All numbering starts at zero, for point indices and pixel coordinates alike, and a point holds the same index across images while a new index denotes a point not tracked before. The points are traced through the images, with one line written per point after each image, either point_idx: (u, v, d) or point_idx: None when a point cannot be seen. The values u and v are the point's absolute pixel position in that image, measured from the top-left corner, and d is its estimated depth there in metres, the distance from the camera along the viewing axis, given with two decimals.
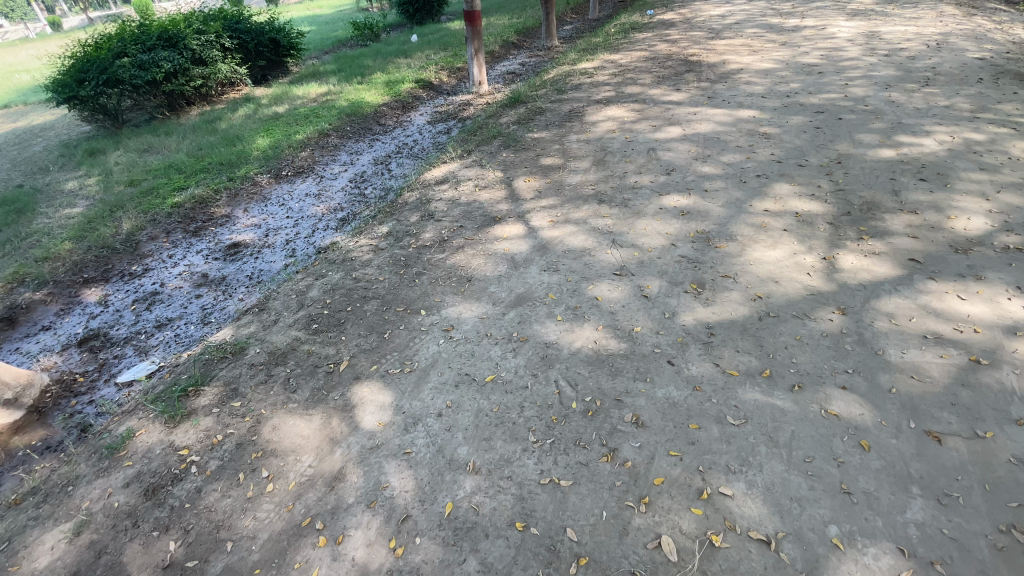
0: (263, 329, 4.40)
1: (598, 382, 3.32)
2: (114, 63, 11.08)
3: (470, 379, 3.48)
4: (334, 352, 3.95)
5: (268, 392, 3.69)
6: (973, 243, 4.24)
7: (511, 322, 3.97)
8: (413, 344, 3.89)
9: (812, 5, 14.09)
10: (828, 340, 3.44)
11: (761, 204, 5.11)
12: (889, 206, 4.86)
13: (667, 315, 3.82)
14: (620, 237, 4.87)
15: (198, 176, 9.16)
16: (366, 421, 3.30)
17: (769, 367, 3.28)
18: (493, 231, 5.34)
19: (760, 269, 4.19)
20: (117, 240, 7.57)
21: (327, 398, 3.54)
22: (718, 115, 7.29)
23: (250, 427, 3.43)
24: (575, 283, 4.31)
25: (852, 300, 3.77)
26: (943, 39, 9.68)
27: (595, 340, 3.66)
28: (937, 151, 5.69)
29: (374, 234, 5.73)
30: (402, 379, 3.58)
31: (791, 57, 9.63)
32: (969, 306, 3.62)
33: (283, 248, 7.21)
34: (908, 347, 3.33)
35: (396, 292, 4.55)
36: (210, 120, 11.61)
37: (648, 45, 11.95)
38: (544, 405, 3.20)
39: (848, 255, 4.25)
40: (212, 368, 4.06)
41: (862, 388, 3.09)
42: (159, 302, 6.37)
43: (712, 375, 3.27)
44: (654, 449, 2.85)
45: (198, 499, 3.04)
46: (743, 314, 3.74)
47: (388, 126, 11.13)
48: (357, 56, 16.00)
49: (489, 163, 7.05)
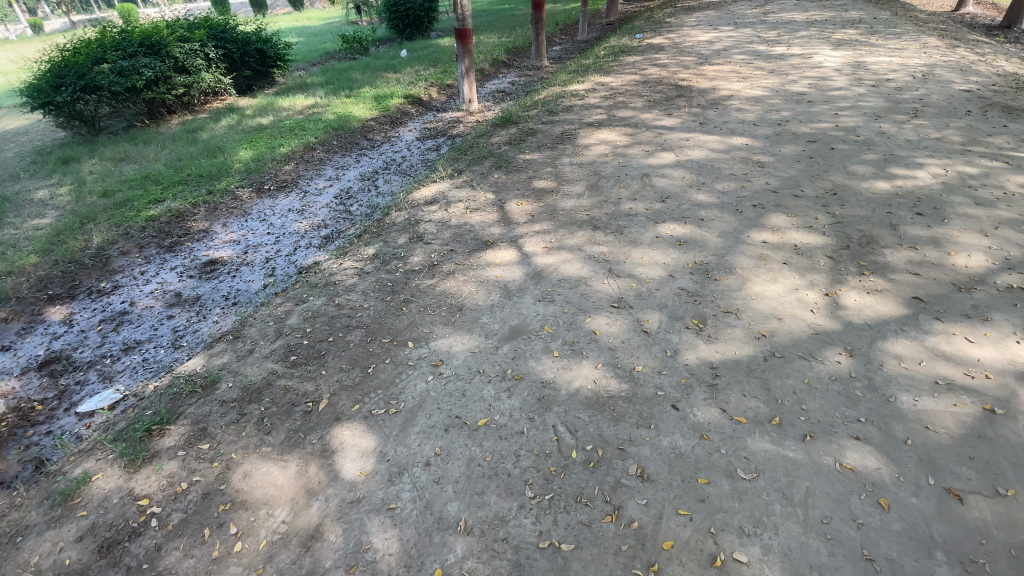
0: (238, 360, 4.11)
1: (599, 428, 3.10)
2: (93, 69, 10.72)
3: (461, 422, 3.23)
4: (314, 388, 3.67)
5: (240, 433, 3.39)
6: (975, 282, 4.18)
7: (505, 357, 3.74)
8: (399, 381, 3.63)
9: (798, 33, 14.38)
10: (837, 384, 3.29)
11: (759, 235, 5.01)
12: (888, 240, 4.80)
13: (669, 353, 3.64)
14: (616, 266, 4.71)
15: (176, 189, 8.80)
16: (346, 470, 3.03)
17: (778, 414, 3.11)
18: (485, 256, 5.13)
19: (762, 305, 4.06)
20: (87, 255, 7.18)
21: (304, 442, 3.26)
22: (711, 141, 7.25)
23: (218, 474, 3.13)
24: (571, 316, 4.11)
25: (859, 340, 3.64)
26: (929, 71, 9.88)
27: (594, 380, 3.46)
28: (932, 184, 5.68)
29: (359, 256, 5.48)
30: (387, 421, 3.32)
31: (780, 85, 9.73)
32: (978, 349, 3.52)
33: (262, 266, 6.92)
34: (920, 393, 3.20)
35: (382, 321, 4.30)
36: (191, 130, 11.26)
37: (638, 68, 12.02)
38: (541, 454, 2.97)
39: (850, 292, 4.15)
40: (180, 403, 3.75)
41: (877, 439, 2.93)
42: (127, 323, 6.01)
43: (719, 422, 3.08)
44: (661, 507, 2.64)
45: (157, 559, 2.73)
46: (748, 354, 3.58)
47: (375, 142, 10.93)
48: (345, 69, 15.85)
49: (480, 184, 6.88)
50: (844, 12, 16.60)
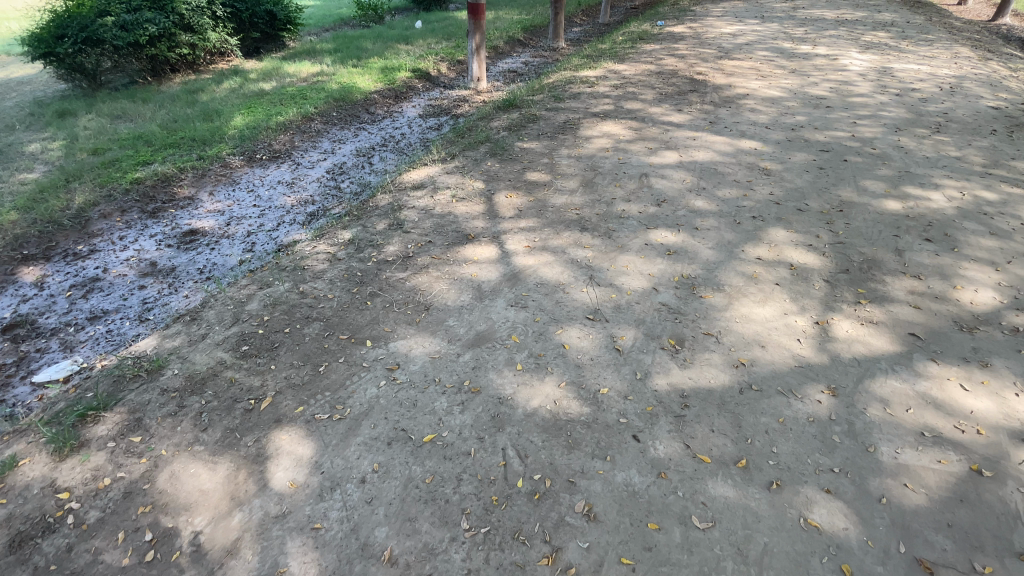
0: (189, 345, 3.91)
1: (551, 456, 2.88)
2: (96, 21, 10.44)
3: (405, 437, 3.02)
4: (259, 384, 3.47)
5: (174, 428, 3.21)
6: (980, 321, 3.90)
7: (464, 366, 3.51)
8: (349, 384, 3.41)
9: (825, 32, 13.73)
10: (815, 427, 3.05)
11: (754, 250, 4.71)
12: (891, 266, 4.49)
13: (639, 376, 3.39)
14: (598, 273, 4.45)
15: (166, 152, 8.56)
16: (277, 479, 2.85)
17: (745, 456, 2.87)
18: (464, 252, 4.88)
19: (746, 329, 3.79)
20: (66, 215, 6.95)
21: (238, 443, 3.07)
22: (718, 142, 6.89)
23: (144, 472, 2.97)
24: (543, 325, 3.86)
25: (845, 378, 3.38)
26: (957, 83, 9.38)
27: (555, 400, 3.22)
28: (946, 209, 5.33)
29: (334, 240, 5.23)
30: (329, 428, 3.11)
31: (799, 86, 9.27)
32: (973, 399, 3.25)
33: (243, 240, 6.69)
34: (903, 445, 2.96)
35: (343, 315, 4.07)
36: (192, 91, 10.94)
37: (654, 58, 11.49)
38: (484, 480, 2.77)
39: (843, 322, 3.87)
40: (121, 388, 3.57)
41: (849, 493, 2.70)
42: (98, 290, 5.82)
43: (680, 460, 2.85)
44: (603, 553, 2.43)
45: (66, 561, 2.57)
46: (723, 384, 3.32)
47: (376, 116, 10.59)
48: (357, 37, 15.37)
49: (472, 172, 6.57)
50: (877, 13, 15.85)
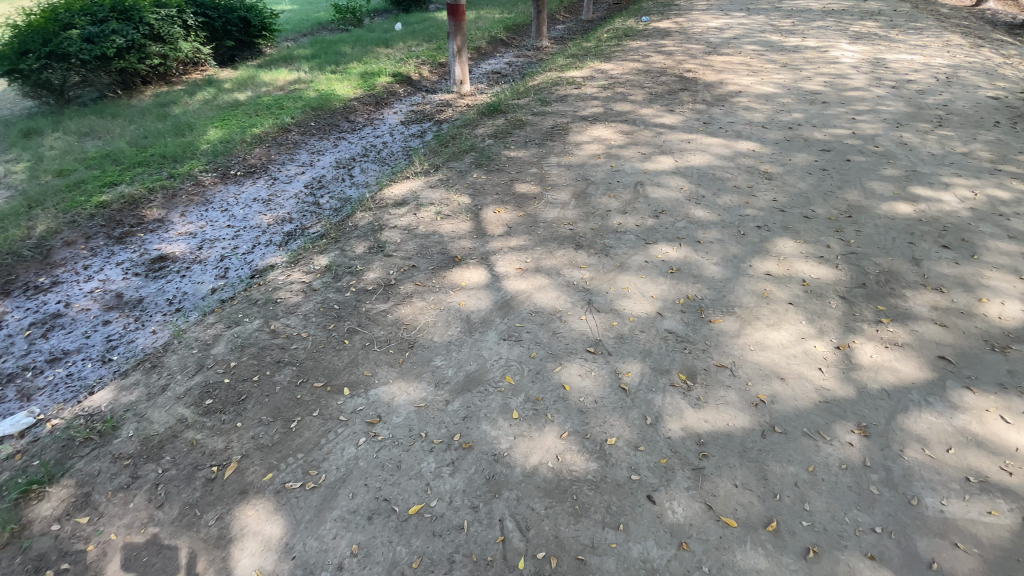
0: (147, 399, 3.50)
1: (556, 526, 2.53)
2: (59, 34, 9.84)
3: (389, 508, 2.65)
4: (223, 447, 3.08)
5: (127, 505, 2.82)
6: (1011, 338, 3.60)
7: (454, 417, 3.14)
8: (325, 444, 3.03)
9: (813, 22, 13.48)
10: (849, 477, 2.72)
11: (763, 264, 4.38)
12: (910, 278, 4.18)
13: (649, 421, 3.05)
14: (597, 298, 4.09)
15: (135, 171, 8.08)
16: (242, 569, 2.48)
17: (776, 517, 2.53)
18: (450, 277, 4.50)
19: (763, 358, 3.45)
20: (26, 245, 6.46)
21: (198, 522, 2.70)
22: (714, 145, 6.57)
23: (91, 563, 2.58)
24: (540, 362, 3.51)
25: (876, 415, 3.04)
26: (952, 72, 9.14)
27: (557, 455, 2.87)
28: (960, 210, 5.04)
29: (310, 267, 4.82)
30: (301, 500, 2.74)
31: (792, 81, 8.98)
32: (1017, 434, 2.94)
33: (216, 265, 6.27)
34: (948, 494, 2.64)
35: (318, 358, 3.69)
36: (163, 104, 10.43)
37: (641, 56, 11.15)
38: (481, 562, 2.41)
39: (866, 345, 3.55)
40: (69, 455, 3.15)
41: (894, 559, 2.38)
42: (58, 328, 5.36)
43: (703, 525, 2.52)
44: None
45: None
46: (743, 428, 2.99)
47: (356, 125, 10.17)
48: (335, 41, 14.89)
49: (457, 185, 6.18)
50: (863, 2, 15.67)
